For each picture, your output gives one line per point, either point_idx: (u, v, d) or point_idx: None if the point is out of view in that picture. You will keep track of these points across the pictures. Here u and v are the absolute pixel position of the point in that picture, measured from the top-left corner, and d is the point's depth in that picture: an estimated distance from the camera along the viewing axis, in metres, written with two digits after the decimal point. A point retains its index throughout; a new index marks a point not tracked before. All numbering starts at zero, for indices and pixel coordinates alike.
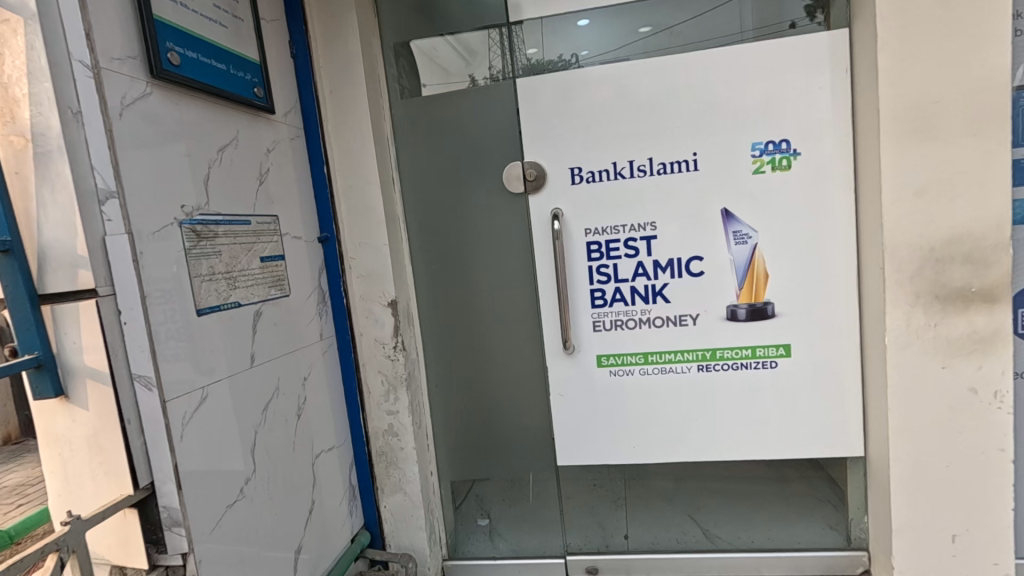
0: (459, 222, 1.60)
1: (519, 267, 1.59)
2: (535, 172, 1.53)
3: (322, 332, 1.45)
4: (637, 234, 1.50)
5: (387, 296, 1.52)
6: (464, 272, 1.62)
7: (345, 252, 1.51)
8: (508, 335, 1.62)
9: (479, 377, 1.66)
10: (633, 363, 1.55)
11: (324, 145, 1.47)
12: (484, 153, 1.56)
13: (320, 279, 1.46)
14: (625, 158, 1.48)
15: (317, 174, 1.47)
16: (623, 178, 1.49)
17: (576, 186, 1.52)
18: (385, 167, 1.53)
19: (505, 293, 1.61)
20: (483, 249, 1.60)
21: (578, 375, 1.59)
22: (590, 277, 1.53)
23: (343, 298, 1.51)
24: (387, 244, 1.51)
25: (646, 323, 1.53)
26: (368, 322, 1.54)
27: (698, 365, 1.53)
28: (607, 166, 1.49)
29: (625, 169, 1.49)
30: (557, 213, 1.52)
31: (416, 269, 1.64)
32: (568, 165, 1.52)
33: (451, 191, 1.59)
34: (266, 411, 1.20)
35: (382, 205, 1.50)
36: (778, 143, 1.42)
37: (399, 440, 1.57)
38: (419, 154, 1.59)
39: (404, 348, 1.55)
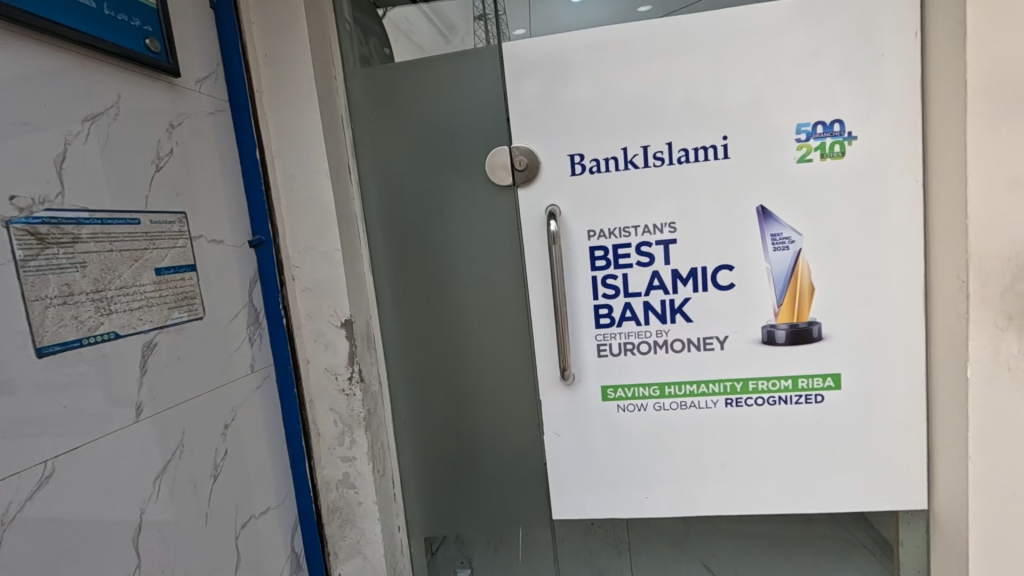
0: (433, 223, 1.30)
1: (507, 278, 1.29)
2: (526, 160, 1.23)
3: (253, 362, 1.13)
4: (652, 238, 1.21)
5: (340, 315, 1.21)
6: (439, 283, 1.31)
7: (285, 259, 1.19)
8: (492, 360, 1.33)
9: (458, 411, 1.36)
10: (646, 396, 1.27)
11: (256, 122, 1.15)
12: (462, 136, 1.25)
13: (252, 294, 1.15)
14: (637, 142, 1.19)
15: (248, 159, 1.15)
16: (635, 167, 1.20)
17: (576, 178, 1.22)
18: (336, 153, 1.22)
19: (488, 309, 1.31)
20: (462, 255, 1.30)
21: (577, 410, 1.30)
22: (594, 291, 1.24)
23: (283, 317, 1.18)
24: (339, 249, 1.19)
25: (663, 347, 1.24)
26: (317, 346, 1.23)
27: (726, 399, 1.25)
28: (615, 152, 1.20)
29: (637, 157, 1.20)
30: (553, 211, 1.22)
31: (378, 279, 1.33)
32: (567, 151, 1.22)
33: (422, 184, 1.29)
34: (161, 478, 0.89)
35: (332, 200, 1.18)
36: (829, 124, 1.14)
37: (357, 493, 1.27)
38: (382, 138, 1.28)
39: (362, 380, 1.24)
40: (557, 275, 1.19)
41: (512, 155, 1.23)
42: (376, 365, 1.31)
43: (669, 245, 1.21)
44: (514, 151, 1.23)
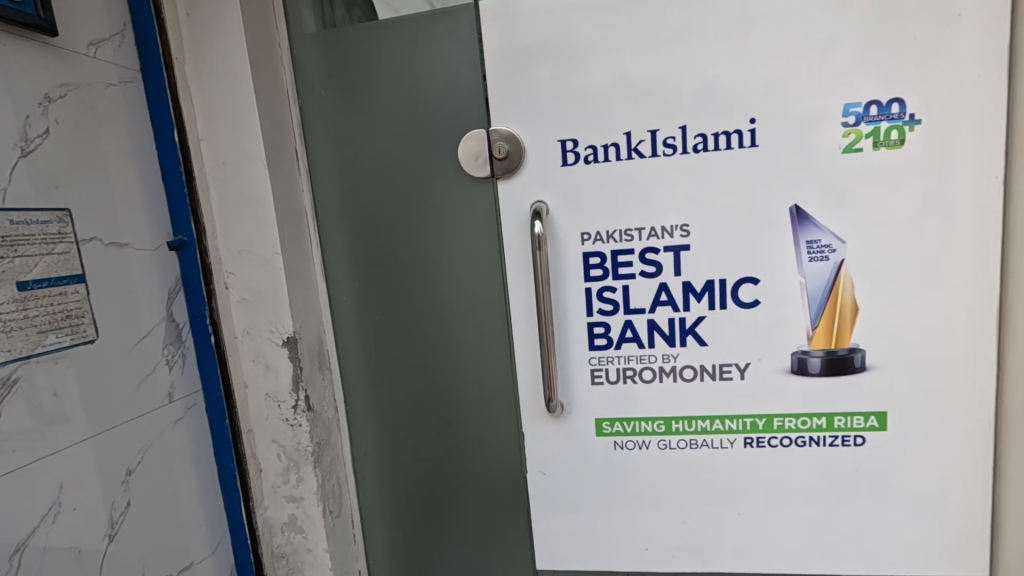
0: (398, 221, 1.08)
1: (486, 288, 1.08)
2: (505, 147, 1.01)
3: (172, 391, 0.94)
4: (660, 243, 1.00)
5: (282, 332, 1.01)
6: (406, 293, 1.11)
7: (213, 264, 0.99)
8: (468, 385, 1.12)
9: (427, 444, 1.16)
10: (648, 432, 1.06)
11: (173, 99, 0.95)
12: (430, 118, 1.03)
13: (173, 307, 0.95)
14: (644, 126, 0.97)
15: (166, 145, 0.95)
16: (640, 156, 0.98)
17: (568, 170, 1.00)
18: (279, 136, 1.01)
19: (463, 324, 1.10)
20: (432, 260, 1.09)
21: (567, 445, 1.09)
22: (588, 306, 1.03)
23: (211, 334, 0.99)
24: (279, 253, 0.99)
25: (670, 375, 1.03)
26: (255, 369, 1.03)
27: (745, 438, 1.04)
28: (616, 139, 0.98)
29: (644, 144, 0.97)
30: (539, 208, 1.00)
31: (333, 287, 1.12)
32: (558, 136, 1.00)
33: (384, 174, 1.07)
34: (22, 551, 0.73)
35: (270, 193, 0.97)
36: (885, 105, 0.91)
37: (305, 538, 1.08)
38: (336, 118, 1.06)
39: (310, 409, 1.04)
40: (541, 288, 0.98)
41: (489, 140, 1.02)
42: (329, 389, 1.11)
43: (680, 252, 0.99)
44: (491, 134, 1.01)
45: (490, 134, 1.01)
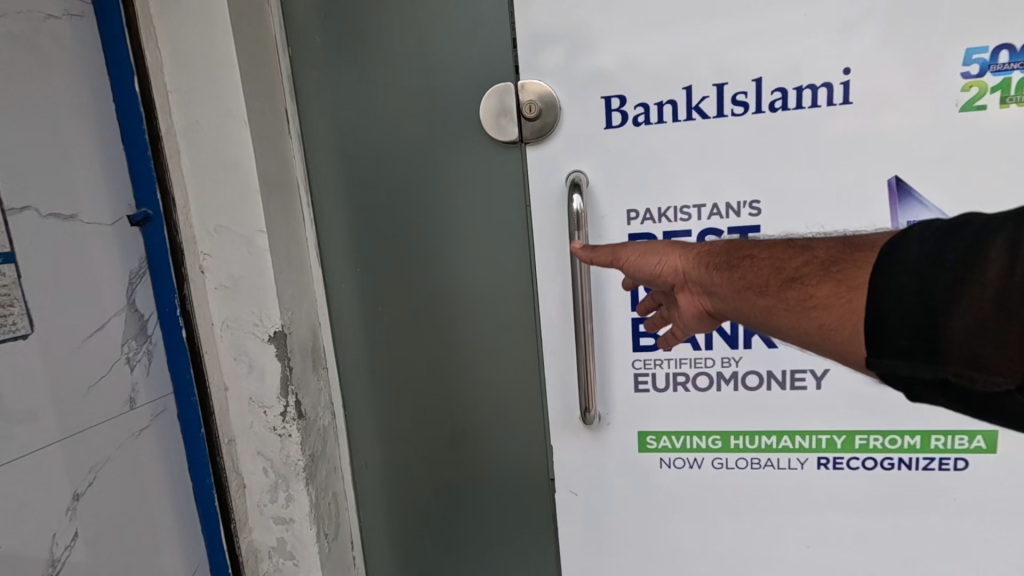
0: (406, 196, 0.92)
1: (509, 276, 0.92)
2: (535, 104, 0.84)
3: (133, 396, 0.78)
4: (723, 224, 0.83)
5: (268, 326, 0.85)
6: (415, 282, 0.94)
7: (186, 243, 0.82)
8: (486, 389, 0.96)
9: (437, 456, 1.00)
10: (701, 449, 0.89)
11: (132, 41, 0.77)
12: (445, 69, 0.86)
13: (135, 295, 0.79)
14: (709, 79, 0.79)
15: (125, 98, 0.78)
16: (702, 117, 0.80)
17: (613, 133, 0.83)
18: (264, 89, 0.83)
19: (482, 319, 0.94)
20: (446, 242, 0.92)
21: (603, 462, 0.93)
22: (633, 299, 0.84)
23: (183, 328, 0.82)
24: (264, 231, 0.82)
25: (731, 383, 0.86)
26: (237, 369, 0.87)
27: (819, 458, 0.87)
28: (674, 95, 0.80)
29: (708, 102, 0.80)
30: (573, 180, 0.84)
31: (330, 273, 0.96)
32: (601, 92, 0.82)
33: (389, 139, 0.90)
34: None
35: (252, 156, 0.80)
36: (1020, 50, 0.72)
37: (296, 566, 0.93)
38: (332, 70, 0.89)
39: (302, 417, 0.89)
40: (579, 275, 0.80)
41: (515, 95, 0.84)
42: (324, 392, 0.95)
43: (748, 234, 0.82)
44: (518, 89, 0.84)
45: (516, 88, 0.84)
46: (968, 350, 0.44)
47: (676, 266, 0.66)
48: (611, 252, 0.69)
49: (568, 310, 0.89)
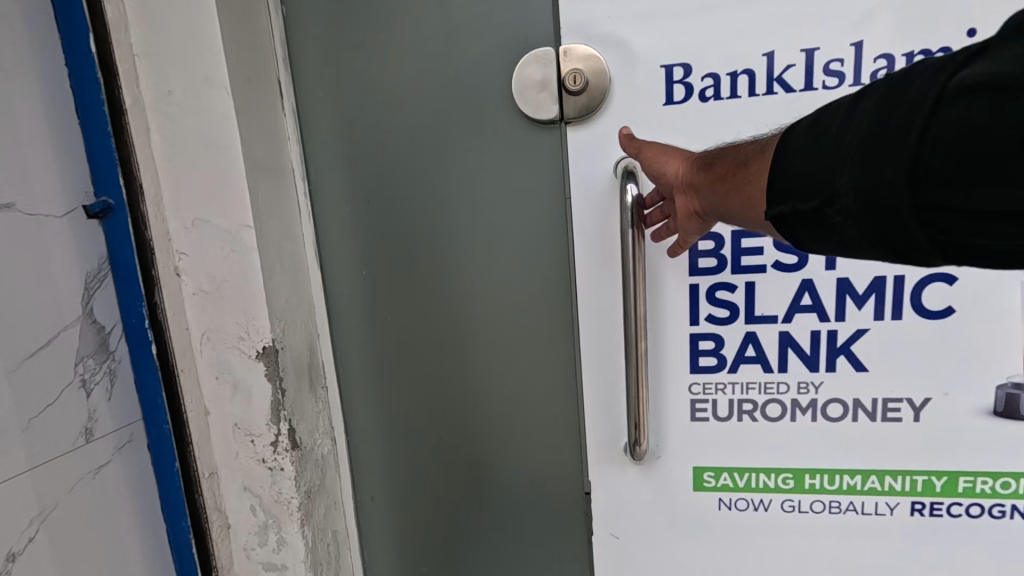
0: (422, 186, 0.77)
1: (543, 282, 0.78)
2: (579, 74, 0.69)
3: (90, 427, 0.64)
4: None
5: (256, 340, 0.71)
6: (430, 288, 0.80)
7: (156, 240, 0.68)
8: (514, 415, 0.82)
9: (453, 490, 0.86)
10: (769, 489, 0.75)
11: None
12: (470, 34, 0.71)
13: (93, 303, 0.65)
14: (796, 44, 0.65)
15: (79, 61, 0.63)
16: (785, 90, 0.66)
17: (674, 111, 0.69)
18: (253, 54, 0.69)
19: (510, 332, 0.80)
20: (468, 242, 0.78)
21: (650, 501, 0.79)
22: (692, 310, 0.71)
23: (152, 343, 0.68)
24: (251, 227, 0.68)
25: (809, 412, 0.72)
26: (220, 390, 0.73)
27: (912, 502, 0.73)
28: (752, 63, 0.66)
29: (794, 71, 0.66)
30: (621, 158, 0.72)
31: (331, 276, 0.82)
32: (663, 60, 0.68)
33: (403, 118, 0.75)
34: None
35: (238, 135, 0.66)
36: None
37: None
38: (335, 32, 0.74)
39: (297, 447, 0.75)
40: (633, 285, 0.66)
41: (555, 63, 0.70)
42: (324, 416, 0.81)
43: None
44: (558, 57, 0.70)
45: (556, 55, 0.70)
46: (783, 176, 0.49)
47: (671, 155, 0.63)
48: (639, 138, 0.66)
49: (613, 324, 0.76)
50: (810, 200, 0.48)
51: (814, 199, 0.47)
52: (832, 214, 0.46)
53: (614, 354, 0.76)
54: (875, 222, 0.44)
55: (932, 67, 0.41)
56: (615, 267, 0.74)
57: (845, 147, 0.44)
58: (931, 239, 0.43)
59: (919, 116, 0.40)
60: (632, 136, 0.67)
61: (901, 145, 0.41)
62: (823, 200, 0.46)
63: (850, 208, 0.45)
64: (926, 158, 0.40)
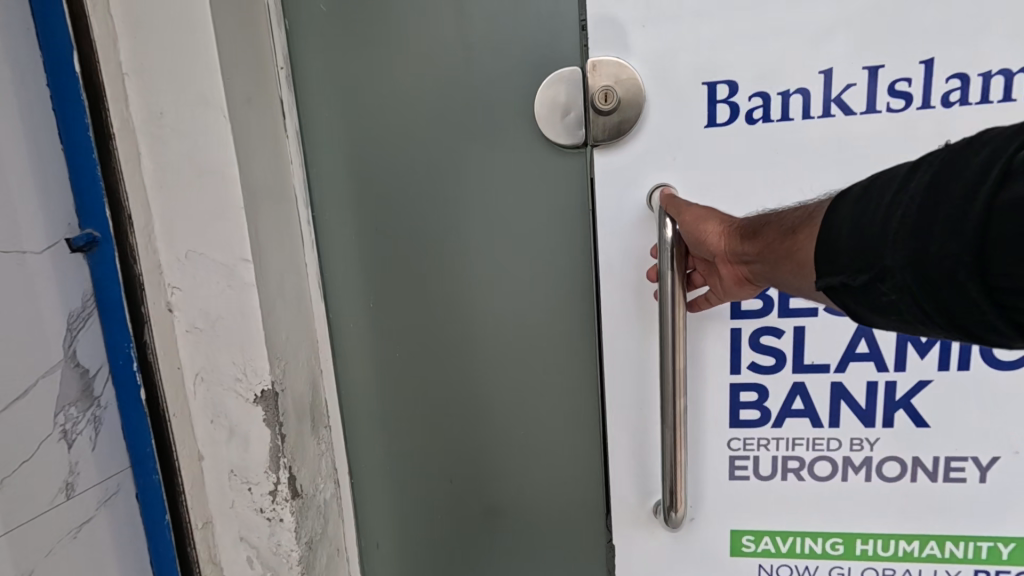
0: (434, 217, 0.71)
1: (566, 319, 0.72)
2: (611, 91, 0.62)
3: (71, 481, 0.58)
4: None
5: (254, 383, 0.65)
6: (442, 326, 0.74)
7: (146, 275, 0.62)
8: (531, 458, 0.77)
9: (466, 537, 0.81)
10: (816, 554, 0.68)
11: (71, 4, 0.57)
12: (490, 50, 0.65)
13: (77, 345, 0.59)
14: (857, 61, 0.58)
15: (60, 81, 0.57)
16: (844, 112, 0.60)
17: (717, 133, 0.62)
18: (254, 73, 0.63)
19: (528, 373, 0.74)
20: (485, 276, 0.72)
21: (681, 560, 0.73)
22: (734, 359, 0.64)
23: (140, 386, 0.63)
24: (250, 261, 0.62)
25: (863, 472, 0.65)
26: (215, 435, 0.68)
27: (976, 571, 0.66)
28: (808, 81, 0.59)
29: (854, 92, 0.59)
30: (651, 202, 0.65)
31: (335, 309, 0.76)
32: (706, 77, 0.61)
33: (414, 141, 0.69)
34: None
35: (236, 161, 0.60)
36: None
37: None
38: (341, 45, 0.68)
39: (299, 496, 0.69)
40: (675, 338, 0.59)
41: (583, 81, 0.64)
42: (327, 458, 0.76)
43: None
44: (587, 73, 0.63)
45: (584, 71, 0.63)
46: (832, 250, 0.43)
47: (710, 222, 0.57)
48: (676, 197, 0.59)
49: (645, 366, 0.69)
50: (859, 273, 0.42)
51: (865, 272, 0.41)
52: (885, 291, 0.41)
53: (653, 398, 0.70)
54: (941, 302, 0.38)
55: (997, 136, 0.37)
56: (648, 305, 0.68)
57: (893, 218, 0.40)
58: (1014, 323, 0.36)
59: (983, 187, 0.35)
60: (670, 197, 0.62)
61: (964, 218, 0.36)
62: (875, 274, 0.41)
63: (907, 285, 0.39)
64: (996, 233, 0.35)
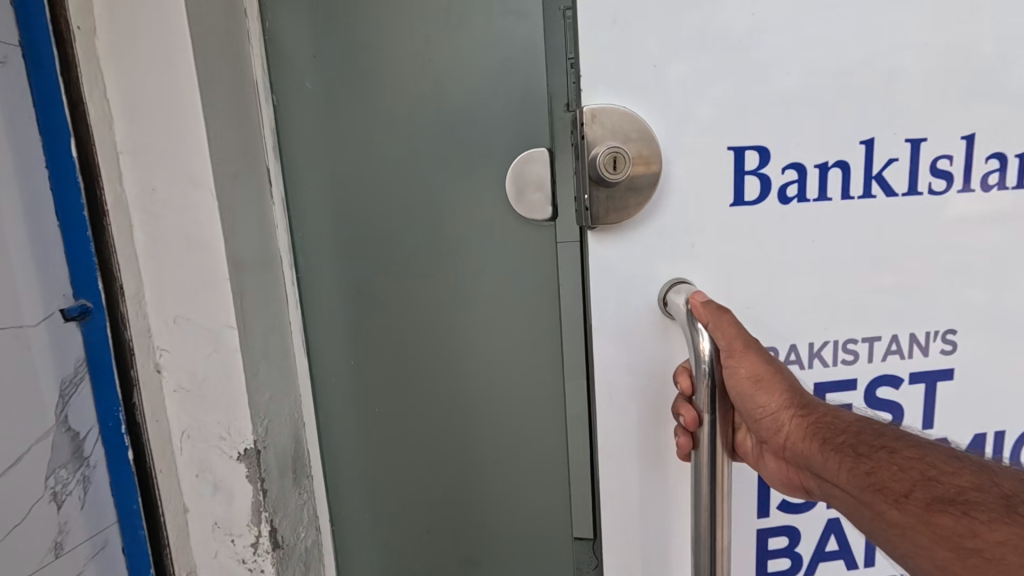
0: (414, 284, 0.75)
1: (538, 379, 0.76)
2: (619, 153, 0.51)
3: (60, 540, 0.60)
4: (902, 369, 0.59)
5: (237, 442, 0.68)
6: (423, 386, 0.78)
7: (135, 341, 0.66)
8: (507, 510, 0.81)
9: None
10: None
11: (70, 94, 0.60)
12: (472, 127, 0.70)
13: (69, 410, 0.61)
14: (899, 133, 0.54)
15: (60, 165, 0.60)
16: (885, 191, 0.55)
17: (745, 214, 0.55)
18: (243, 153, 0.67)
19: (504, 430, 0.78)
20: (463, 340, 0.76)
21: None
22: (762, 503, 0.62)
23: (129, 446, 0.66)
24: (234, 326, 0.65)
25: None
26: (200, 488, 0.71)
27: None
28: (848, 153, 0.54)
29: (896, 168, 0.55)
30: (681, 312, 0.53)
31: (318, 367, 0.80)
32: (733, 141, 0.53)
33: (394, 212, 0.73)
34: None
35: (223, 235, 0.63)
36: None
37: None
38: (327, 123, 0.72)
39: (280, 547, 0.72)
40: (719, 507, 0.50)
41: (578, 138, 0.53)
42: (308, 507, 0.79)
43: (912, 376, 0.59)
44: (584, 125, 0.52)
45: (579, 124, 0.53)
46: None
47: (772, 377, 0.51)
48: (737, 331, 0.51)
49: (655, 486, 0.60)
50: None
51: None
52: None
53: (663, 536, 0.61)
54: None
55: None
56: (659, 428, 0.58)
57: None
58: None
59: None
60: (718, 317, 0.52)
61: None
62: None
63: None
64: None
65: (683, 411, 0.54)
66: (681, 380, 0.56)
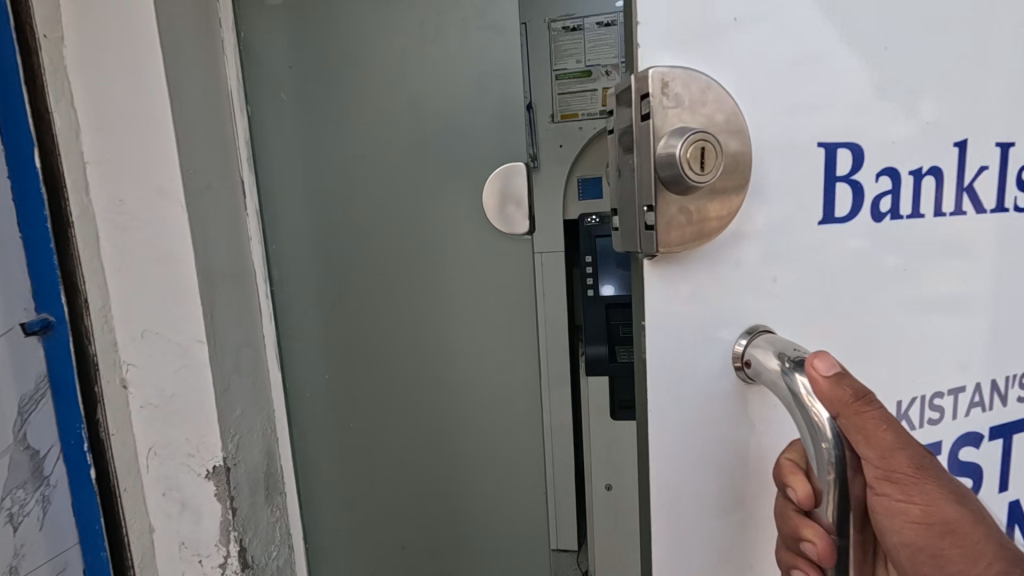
0: (392, 298, 0.74)
1: (516, 395, 0.75)
2: (708, 142, 0.33)
3: (15, 566, 0.57)
4: (982, 424, 0.45)
5: (206, 459, 0.67)
6: (400, 401, 0.77)
7: (100, 357, 0.64)
8: (486, 527, 0.79)
9: None
10: None
11: (34, 103, 0.58)
12: (448, 141, 0.69)
13: (28, 428, 0.58)
14: (990, 135, 0.41)
15: (23, 173, 0.57)
16: (976, 209, 0.41)
17: (836, 235, 0.39)
18: (215, 165, 0.66)
19: (483, 446, 0.77)
20: (441, 355, 0.75)
21: None
22: None
23: (91, 465, 0.63)
24: (204, 341, 0.64)
25: None
26: (167, 507, 0.69)
27: None
28: (941, 158, 0.40)
29: (988, 177, 0.41)
30: (786, 387, 0.34)
31: (294, 382, 0.78)
32: (820, 135, 0.37)
33: (372, 226, 0.72)
34: None
35: (192, 247, 0.62)
36: None
37: None
38: (305, 135, 0.71)
39: (249, 567, 0.70)
40: None
41: (636, 118, 0.34)
42: (281, 524, 0.77)
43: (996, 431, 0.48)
44: (650, 96, 0.34)
45: (640, 96, 0.34)
46: None
47: (966, 524, 0.32)
48: (898, 442, 0.32)
49: None
50: None
51: None
52: None
53: None
54: None
55: None
56: (726, 555, 0.40)
57: None
58: None
59: None
60: (859, 409, 0.32)
61: None
62: None
63: None
64: None
65: (803, 537, 0.35)
66: (792, 484, 0.36)
